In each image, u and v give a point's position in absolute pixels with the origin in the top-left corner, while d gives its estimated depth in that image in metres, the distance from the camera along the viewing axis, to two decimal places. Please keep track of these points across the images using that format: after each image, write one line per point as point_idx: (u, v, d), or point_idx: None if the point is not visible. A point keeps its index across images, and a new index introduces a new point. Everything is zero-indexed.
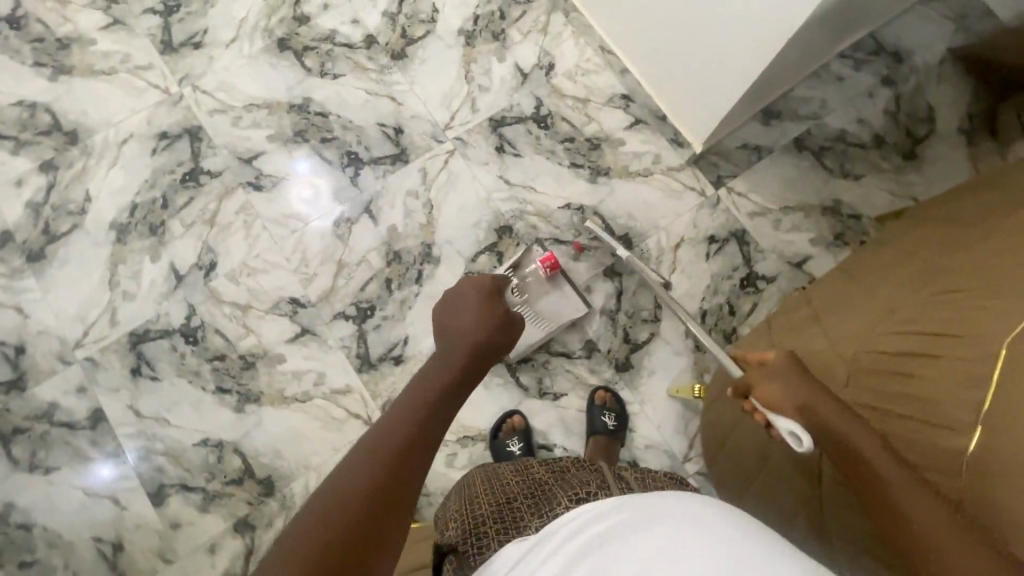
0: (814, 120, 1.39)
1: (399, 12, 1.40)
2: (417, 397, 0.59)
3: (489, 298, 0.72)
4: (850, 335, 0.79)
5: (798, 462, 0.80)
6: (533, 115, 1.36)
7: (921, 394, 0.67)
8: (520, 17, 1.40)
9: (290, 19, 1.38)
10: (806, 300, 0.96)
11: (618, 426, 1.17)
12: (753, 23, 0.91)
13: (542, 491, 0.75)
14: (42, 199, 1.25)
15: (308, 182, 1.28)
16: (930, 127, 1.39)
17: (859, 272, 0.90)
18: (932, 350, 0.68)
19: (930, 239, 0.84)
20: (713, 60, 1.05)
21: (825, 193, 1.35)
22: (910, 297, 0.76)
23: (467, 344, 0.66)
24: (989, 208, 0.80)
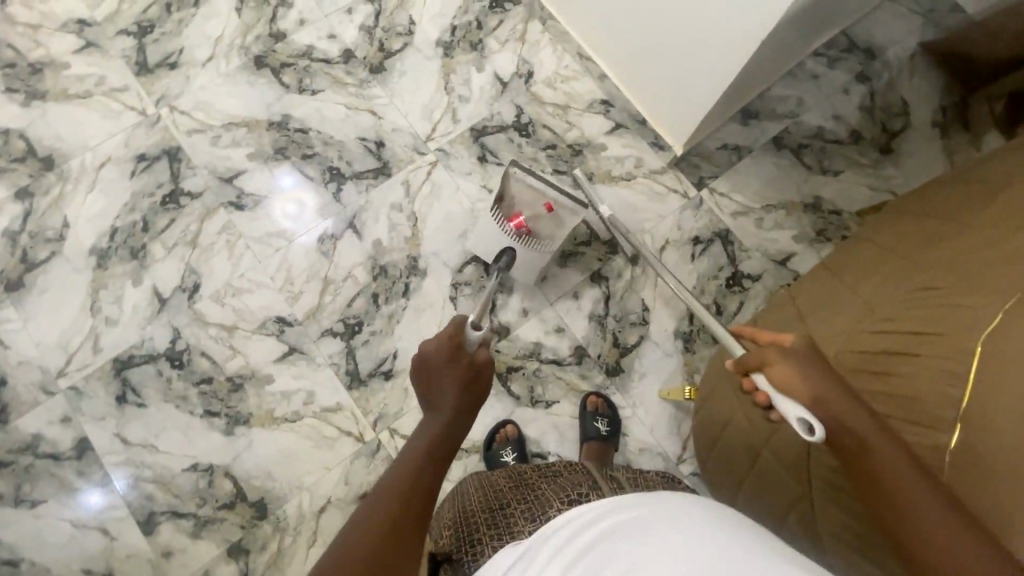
0: (791, 118, 1.41)
1: (376, 25, 1.40)
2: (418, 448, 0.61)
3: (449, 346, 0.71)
4: (832, 334, 0.80)
5: (788, 459, 0.81)
6: (514, 124, 1.36)
7: (903, 392, 0.68)
8: (497, 26, 1.41)
9: (266, 37, 1.37)
10: (789, 298, 0.96)
11: (612, 430, 1.17)
12: (733, 20, 0.91)
13: (535, 495, 0.75)
14: (18, 227, 1.22)
15: (288, 199, 1.28)
16: (905, 122, 1.42)
17: (839, 268, 0.92)
18: (915, 348, 0.68)
19: (907, 235, 0.86)
20: (698, 53, 1.03)
21: (806, 190, 1.37)
22: (889, 293, 0.77)
23: (456, 391, 0.68)
24: (964, 204, 0.82)
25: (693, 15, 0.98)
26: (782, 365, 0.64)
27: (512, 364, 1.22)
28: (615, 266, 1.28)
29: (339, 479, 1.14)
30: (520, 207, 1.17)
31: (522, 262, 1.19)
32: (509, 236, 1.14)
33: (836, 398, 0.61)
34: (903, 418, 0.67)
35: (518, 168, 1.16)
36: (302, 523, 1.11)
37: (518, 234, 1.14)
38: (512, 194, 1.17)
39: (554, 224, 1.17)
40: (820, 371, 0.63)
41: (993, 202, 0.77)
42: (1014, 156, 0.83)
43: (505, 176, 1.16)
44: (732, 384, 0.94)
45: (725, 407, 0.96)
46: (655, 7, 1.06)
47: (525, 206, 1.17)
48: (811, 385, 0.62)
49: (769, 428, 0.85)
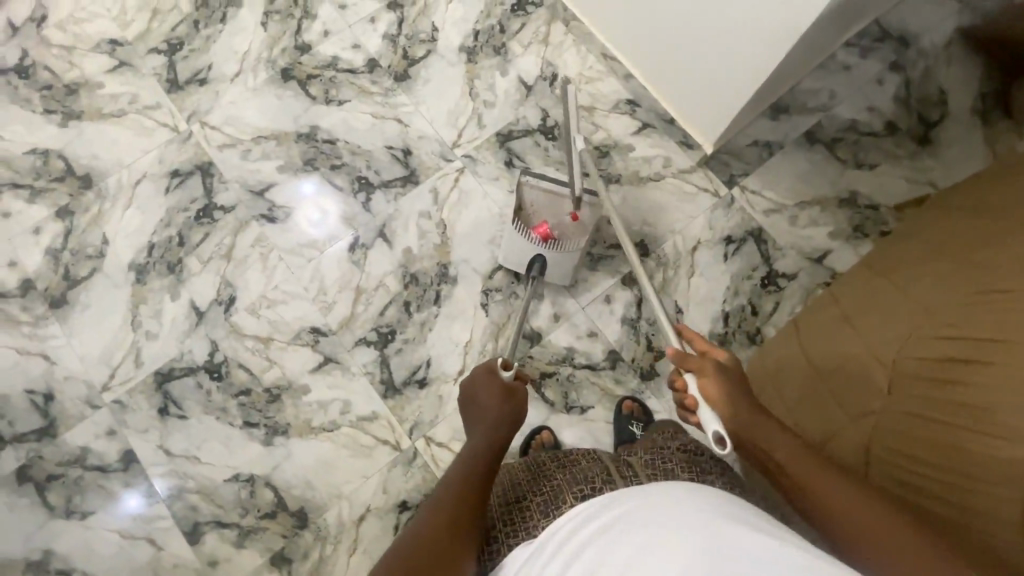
0: (822, 112, 1.38)
1: (399, 34, 1.41)
2: (466, 460, 0.73)
3: (490, 376, 0.89)
4: (890, 342, 0.77)
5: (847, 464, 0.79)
6: (539, 127, 1.35)
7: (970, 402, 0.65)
8: (519, 30, 1.41)
9: (292, 49, 1.39)
10: (831, 302, 0.93)
11: None
12: (766, 19, 0.90)
13: (549, 486, 0.76)
14: (60, 245, 1.26)
15: (309, 207, 1.29)
16: (943, 110, 1.38)
17: (886, 263, 0.89)
18: (982, 359, 0.66)
19: (961, 233, 0.82)
20: (733, 38, 0.98)
21: (841, 184, 1.34)
22: (947, 296, 0.74)
23: (502, 415, 0.83)
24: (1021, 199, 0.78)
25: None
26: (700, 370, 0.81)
27: (545, 370, 1.21)
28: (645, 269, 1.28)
29: (377, 487, 1.14)
30: (539, 213, 1.20)
31: (551, 266, 1.18)
32: (536, 245, 1.15)
33: (752, 418, 0.74)
34: (970, 427, 0.65)
35: (530, 176, 1.19)
36: (342, 531, 1.12)
37: (546, 241, 1.15)
38: (530, 202, 1.20)
39: (578, 232, 1.19)
40: (733, 387, 0.78)
41: None
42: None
43: (517, 185, 1.18)
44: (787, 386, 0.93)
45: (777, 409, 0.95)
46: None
47: (547, 215, 1.20)
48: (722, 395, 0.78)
49: (824, 438, 0.83)
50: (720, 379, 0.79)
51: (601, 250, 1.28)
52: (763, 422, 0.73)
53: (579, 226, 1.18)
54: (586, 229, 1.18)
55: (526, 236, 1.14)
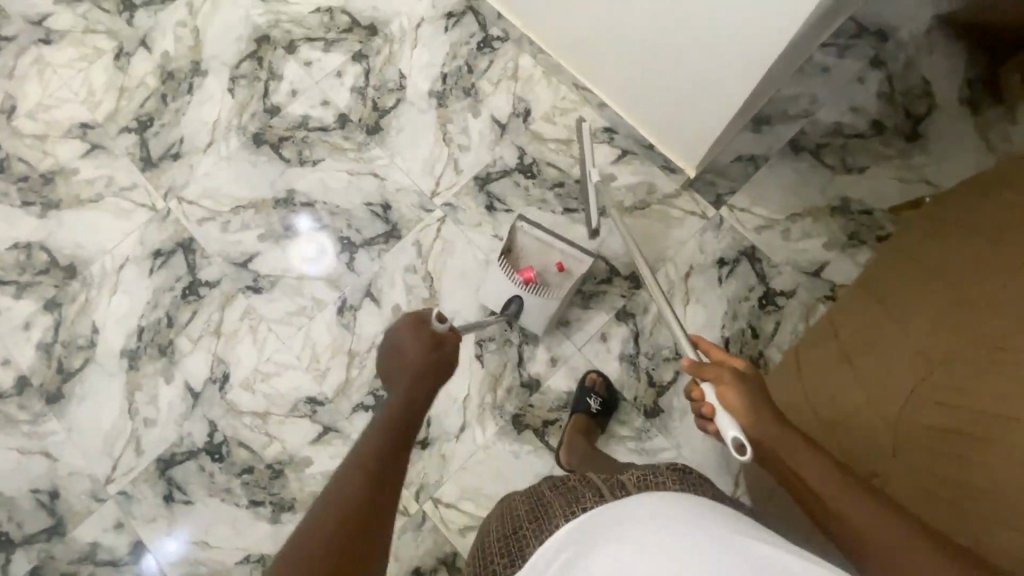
0: (805, 118, 1.34)
1: (367, 85, 1.40)
2: (383, 425, 0.69)
3: (417, 329, 0.84)
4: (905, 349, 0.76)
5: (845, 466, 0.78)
6: (517, 166, 1.33)
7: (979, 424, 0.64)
8: (487, 68, 1.39)
9: (261, 113, 1.38)
10: (830, 330, 0.93)
11: (603, 410, 1.16)
12: (739, 43, 0.87)
13: (545, 509, 0.73)
14: (51, 338, 1.25)
15: (309, 240, 1.30)
16: (929, 103, 1.34)
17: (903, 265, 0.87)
18: (995, 381, 0.64)
19: (974, 231, 0.79)
20: (710, 57, 0.94)
21: (831, 192, 1.30)
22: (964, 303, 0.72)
23: (421, 369, 0.81)
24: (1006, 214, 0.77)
25: (697, 16, 0.90)
26: (724, 385, 0.74)
27: (547, 418, 1.19)
28: (639, 301, 1.24)
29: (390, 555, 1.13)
30: (526, 257, 1.18)
31: (531, 311, 1.16)
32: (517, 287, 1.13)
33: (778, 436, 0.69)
34: (984, 449, 0.62)
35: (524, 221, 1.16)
36: None
37: (528, 285, 1.12)
38: (522, 244, 1.17)
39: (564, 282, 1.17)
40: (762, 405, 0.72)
41: None
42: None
43: (510, 229, 1.16)
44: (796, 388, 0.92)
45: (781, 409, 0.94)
46: (655, 19, 0.98)
47: (536, 260, 1.17)
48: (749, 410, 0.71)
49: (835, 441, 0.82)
50: (748, 395, 0.73)
51: (592, 286, 1.25)
52: (787, 437, 0.69)
53: (564, 277, 1.16)
54: (571, 282, 1.16)
55: (509, 277, 1.13)
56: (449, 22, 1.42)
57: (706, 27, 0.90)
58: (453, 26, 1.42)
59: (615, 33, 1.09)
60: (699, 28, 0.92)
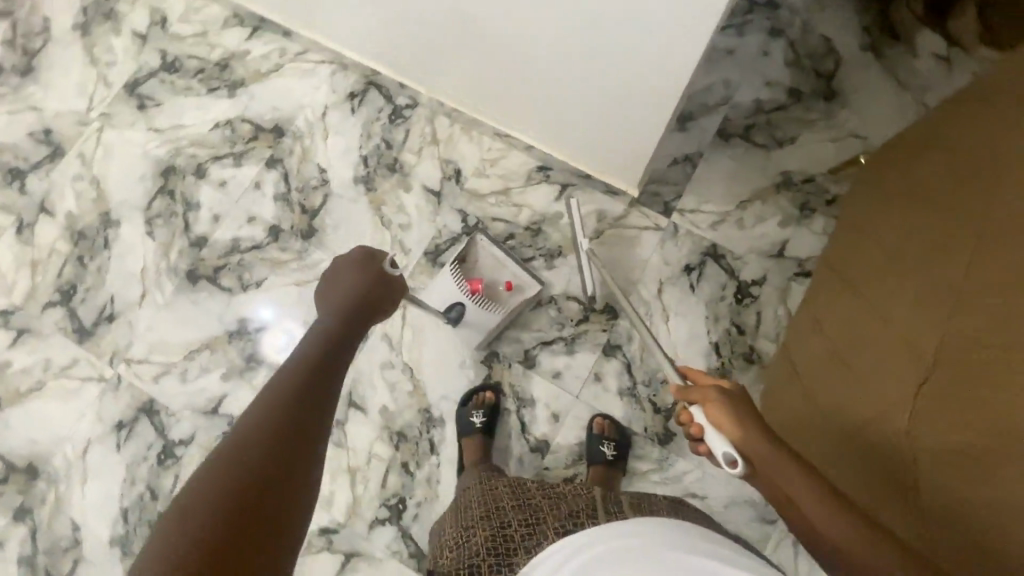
0: (725, 104, 1.35)
1: (289, 189, 1.34)
2: (322, 337, 0.78)
3: (365, 261, 0.92)
4: (911, 327, 0.70)
5: (868, 473, 0.71)
6: (464, 230, 1.31)
7: (975, 414, 0.57)
8: (405, 138, 1.36)
9: (188, 248, 1.31)
10: (835, 316, 0.87)
11: (618, 454, 1.14)
12: (653, 71, 0.88)
13: (535, 517, 0.82)
14: (31, 550, 1.16)
15: (278, 330, 1.26)
16: (835, 59, 1.36)
17: (904, 236, 0.80)
18: (983, 360, 0.58)
19: (965, 191, 0.72)
20: (626, 72, 0.92)
21: (771, 170, 1.31)
22: (968, 273, 0.65)
23: (359, 295, 0.88)
24: (966, 180, 0.73)
25: (602, 36, 0.88)
26: (713, 405, 0.71)
27: (565, 476, 1.17)
28: (620, 331, 1.22)
29: None
30: (478, 270, 1.22)
31: (477, 324, 1.19)
32: (462, 295, 1.16)
33: (769, 457, 0.65)
34: (986, 435, 0.55)
35: (483, 236, 1.22)
36: None
37: (476, 297, 1.16)
38: (477, 259, 1.22)
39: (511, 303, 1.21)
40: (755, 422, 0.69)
41: None
42: (1001, 100, 0.73)
43: (469, 241, 1.21)
44: (816, 382, 0.86)
45: (802, 408, 0.88)
46: (560, 48, 0.96)
47: (486, 277, 1.21)
48: (740, 423, 0.69)
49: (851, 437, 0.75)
50: (740, 416, 0.70)
51: (571, 329, 1.23)
52: (776, 456, 0.65)
53: (510, 297, 1.20)
54: (516, 303, 1.20)
55: (456, 281, 1.16)
56: (354, 102, 1.38)
57: (614, 45, 0.88)
58: (359, 105, 1.38)
59: (523, 68, 1.06)
60: (609, 63, 0.92)
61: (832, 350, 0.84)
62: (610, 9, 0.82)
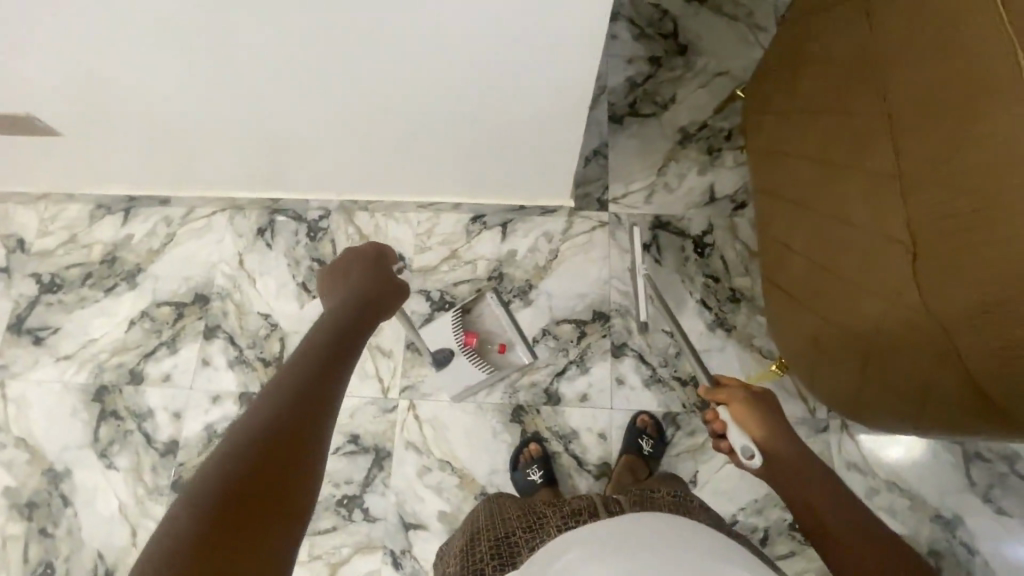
0: (604, 92, 1.44)
1: (240, 349, 1.25)
2: (334, 323, 0.78)
3: (378, 260, 0.93)
4: (870, 224, 0.78)
5: (895, 362, 0.79)
6: (433, 307, 1.29)
7: (972, 279, 0.65)
8: (334, 248, 1.32)
9: (160, 459, 1.19)
10: (802, 236, 0.96)
11: (654, 449, 1.17)
12: (552, 97, 0.93)
13: (541, 521, 0.80)
14: None
15: None
16: (671, 16, 1.49)
17: (821, 148, 0.90)
18: (950, 235, 0.67)
19: (856, 96, 0.82)
20: (527, 102, 0.95)
21: (669, 132, 1.41)
22: (896, 167, 0.74)
23: (368, 292, 0.87)
24: (854, 79, 0.82)
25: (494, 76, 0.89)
26: (740, 403, 0.89)
27: None
28: (619, 329, 1.26)
29: None
30: (479, 325, 1.24)
31: (461, 375, 1.20)
32: (455, 343, 1.21)
33: (786, 452, 0.84)
34: (984, 293, 0.64)
35: (490, 294, 1.24)
36: None
37: (464, 348, 1.20)
38: (483, 315, 1.24)
39: (501, 363, 1.22)
40: (774, 422, 0.86)
41: (927, 18, 0.71)
42: (854, 10, 0.83)
43: (478, 296, 1.23)
44: (813, 298, 0.93)
45: (809, 324, 0.96)
46: (456, 106, 0.97)
47: (487, 334, 1.23)
48: (763, 427, 0.86)
49: (859, 335, 0.83)
50: (764, 423, 0.87)
51: (576, 350, 1.25)
52: (802, 473, 0.81)
53: (500, 358, 1.22)
54: (502, 364, 1.22)
55: (450, 328, 1.21)
56: (266, 237, 1.33)
57: (508, 82, 0.90)
58: (273, 238, 1.33)
59: (425, 136, 1.06)
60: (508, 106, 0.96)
61: (813, 265, 0.93)
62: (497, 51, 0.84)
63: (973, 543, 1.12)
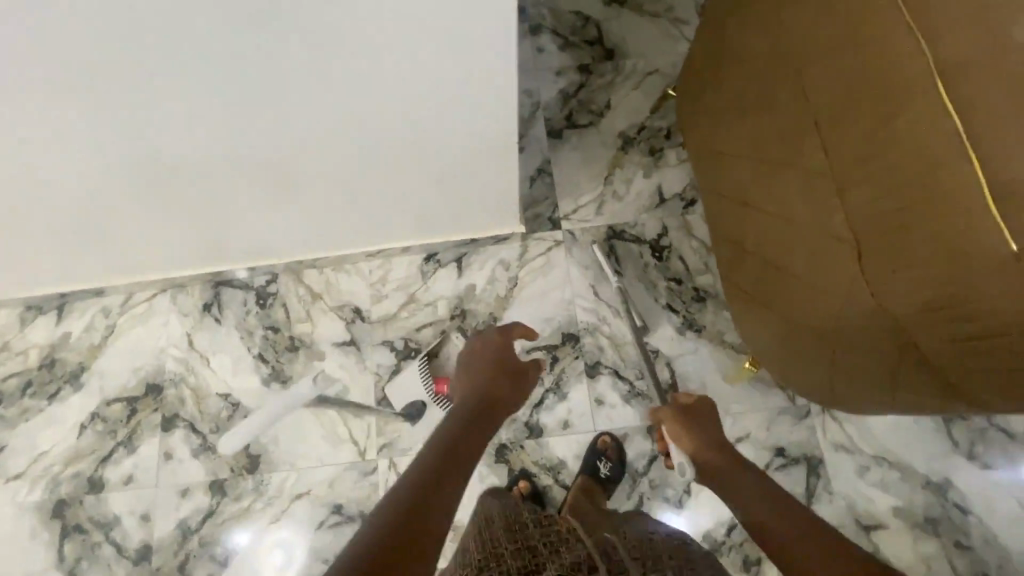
0: (538, 109, 1.42)
1: (203, 435, 1.19)
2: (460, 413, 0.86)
3: (496, 345, 0.99)
4: (808, 225, 0.78)
5: (855, 354, 0.79)
6: (399, 356, 1.25)
7: (908, 275, 0.65)
8: (287, 311, 1.27)
9: (135, 567, 1.12)
10: (747, 236, 0.96)
11: (613, 474, 1.15)
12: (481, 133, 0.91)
13: (537, 562, 0.70)
14: None
15: (268, 548, 1.14)
16: (594, 21, 1.47)
17: (751, 148, 0.89)
18: (881, 233, 0.66)
19: (775, 96, 0.81)
20: (456, 139, 0.92)
21: (609, 138, 1.40)
22: (821, 167, 0.73)
23: (488, 381, 0.93)
24: (775, 74, 0.81)
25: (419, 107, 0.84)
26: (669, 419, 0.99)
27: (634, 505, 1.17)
28: (590, 348, 1.25)
29: None
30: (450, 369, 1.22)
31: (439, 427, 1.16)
32: (427, 391, 1.18)
33: (712, 457, 0.92)
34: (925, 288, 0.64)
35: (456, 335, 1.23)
36: None
37: (435, 394, 1.17)
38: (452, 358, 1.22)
39: None
40: (701, 437, 0.94)
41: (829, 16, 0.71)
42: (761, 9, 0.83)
43: (443, 339, 1.23)
44: (768, 296, 0.93)
45: (769, 321, 0.96)
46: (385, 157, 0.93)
47: None
48: (694, 439, 0.95)
49: (816, 332, 0.83)
50: (694, 434, 0.95)
51: (552, 376, 1.23)
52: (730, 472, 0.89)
53: None
54: None
55: (418, 375, 1.18)
56: (214, 312, 1.27)
57: (439, 116, 0.85)
58: (221, 312, 1.27)
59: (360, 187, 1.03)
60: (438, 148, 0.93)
61: (762, 264, 0.92)
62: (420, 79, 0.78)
63: (966, 504, 1.13)
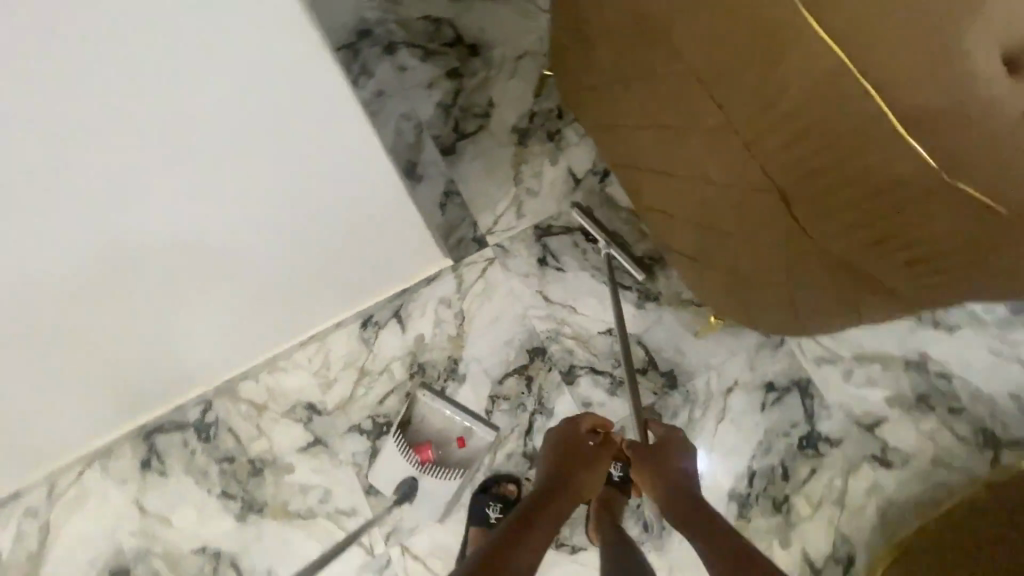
0: (423, 130, 1.32)
1: None
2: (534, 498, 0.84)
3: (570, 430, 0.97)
4: (726, 185, 0.74)
5: (813, 293, 0.76)
6: (371, 436, 1.16)
7: (835, 218, 0.61)
8: (236, 435, 1.15)
9: None
10: (675, 201, 0.91)
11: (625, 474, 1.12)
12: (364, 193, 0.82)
13: None
14: None
15: None
16: (448, 19, 1.37)
17: (650, 116, 0.84)
18: (795, 184, 0.62)
19: (653, 61, 0.75)
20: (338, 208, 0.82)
21: (504, 137, 1.32)
22: (717, 127, 0.69)
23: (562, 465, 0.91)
24: (645, 39, 0.75)
25: (253, 165, 0.67)
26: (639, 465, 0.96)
27: None
28: (560, 356, 1.21)
29: None
30: (428, 432, 1.15)
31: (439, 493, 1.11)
32: (413, 465, 1.10)
33: None
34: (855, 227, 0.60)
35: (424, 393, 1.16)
36: None
37: (423, 464, 1.10)
38: (427, 420, 1.16)
39: (469, 456, 1.14)
40: None
41: None
42: None
43: (411, 403, 1.15)
44: (715, 256, 0.90)
45: (725, 278, 0.92)
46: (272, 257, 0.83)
47: (440, 436, 1.15)
48: None
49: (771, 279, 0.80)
50: None
51: (533, 397, 1.19)
52: None
53: (465, 452, 1.14)
54: (470, 457, 1.14)
55: (400, 451, 1.11)
56: (155, 466, 1.13)
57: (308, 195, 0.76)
58: (163, 463, 1.13)
59: (260, 287, 0.92)
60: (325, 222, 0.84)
61: (698, 226, 0.89)
62: (227, 127, 0.60)
63: (947, 372, 1.17)
